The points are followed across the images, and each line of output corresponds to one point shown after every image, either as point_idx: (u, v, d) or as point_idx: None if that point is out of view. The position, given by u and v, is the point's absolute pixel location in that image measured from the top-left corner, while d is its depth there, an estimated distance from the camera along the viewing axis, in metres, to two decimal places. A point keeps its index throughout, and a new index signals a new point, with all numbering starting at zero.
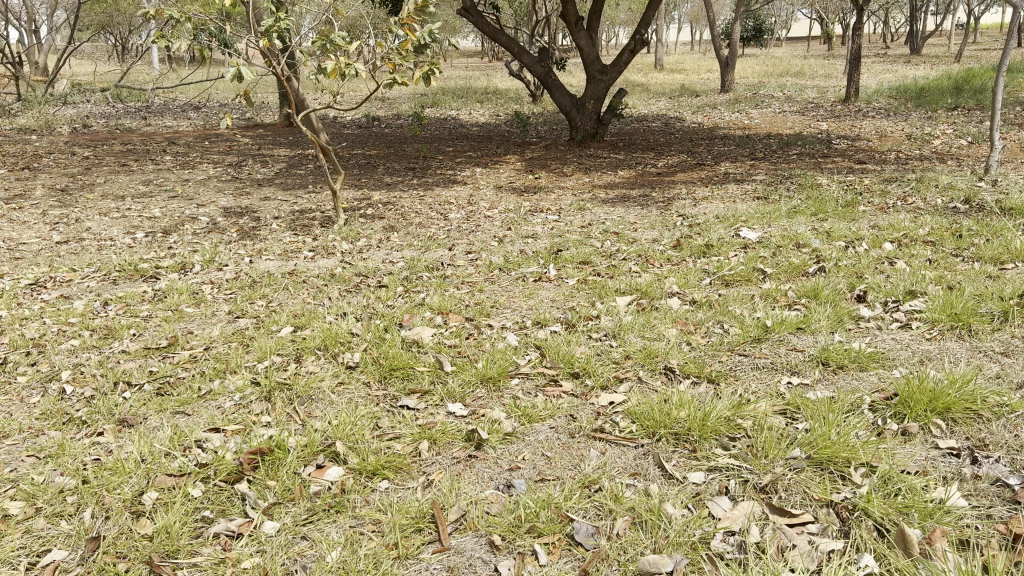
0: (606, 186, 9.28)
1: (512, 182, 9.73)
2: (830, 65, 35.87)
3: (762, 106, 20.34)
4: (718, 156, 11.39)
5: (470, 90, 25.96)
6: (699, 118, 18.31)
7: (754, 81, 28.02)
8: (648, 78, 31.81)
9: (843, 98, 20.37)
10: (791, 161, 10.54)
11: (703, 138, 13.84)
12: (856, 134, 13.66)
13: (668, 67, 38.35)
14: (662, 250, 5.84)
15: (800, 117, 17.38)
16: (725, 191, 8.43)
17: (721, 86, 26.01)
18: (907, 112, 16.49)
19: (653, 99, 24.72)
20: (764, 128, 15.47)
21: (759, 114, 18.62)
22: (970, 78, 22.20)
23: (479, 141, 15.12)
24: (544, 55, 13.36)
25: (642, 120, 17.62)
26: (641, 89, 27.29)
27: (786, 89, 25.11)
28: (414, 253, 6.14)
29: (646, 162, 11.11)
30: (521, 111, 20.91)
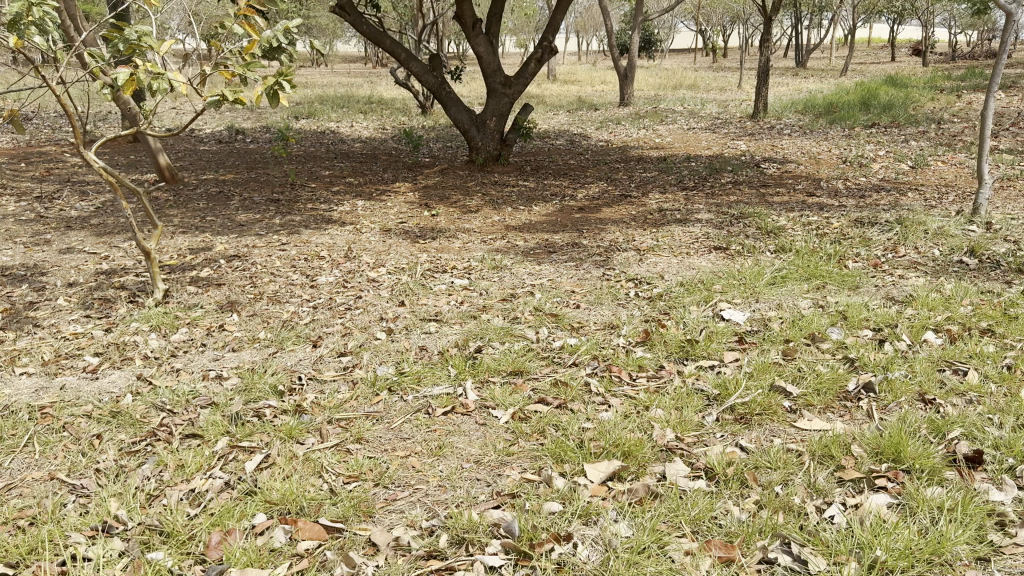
0: (521, 227, 7.52)
1: (402, 221, 7.84)
2: (722, 78, 35.53)
3: (668, 122, 19.16)
4: (643, 184, 9.86)
5: (351, 100, 23.71)
6: (604, 135, 16.88)
7: (652, 94, 27.04)
8: (541, 90, 30.42)
9: (751, 113, 19.45)
10: (729, 191, 9.10)
11: (619, 160, 12.34)
12: (782, 157, 12.49)
13: (560, 77, 37.21)
14: (622, 348, 4.06)
15: (713, 134, 16.22)
16: (671, 237, 6.81)
17: (621, 98, 24.82)
18: (825, 130, 15.53)
19: (551, 112, 23.26)
20: (680, 147, 14.12)
21: (667, 130, 17.37)
22: (871, 95, 21.79)
23: (362, 161, 13.06)
24: (436, 63, 11.48)
25: (545, 137, 15.99)
26: (537, 101, 25.79)
27: (687, 102, 24.17)
28: (257, 356, 4.15)
29: (562, 191, 9.44)
30: (409, 124, 18.95)
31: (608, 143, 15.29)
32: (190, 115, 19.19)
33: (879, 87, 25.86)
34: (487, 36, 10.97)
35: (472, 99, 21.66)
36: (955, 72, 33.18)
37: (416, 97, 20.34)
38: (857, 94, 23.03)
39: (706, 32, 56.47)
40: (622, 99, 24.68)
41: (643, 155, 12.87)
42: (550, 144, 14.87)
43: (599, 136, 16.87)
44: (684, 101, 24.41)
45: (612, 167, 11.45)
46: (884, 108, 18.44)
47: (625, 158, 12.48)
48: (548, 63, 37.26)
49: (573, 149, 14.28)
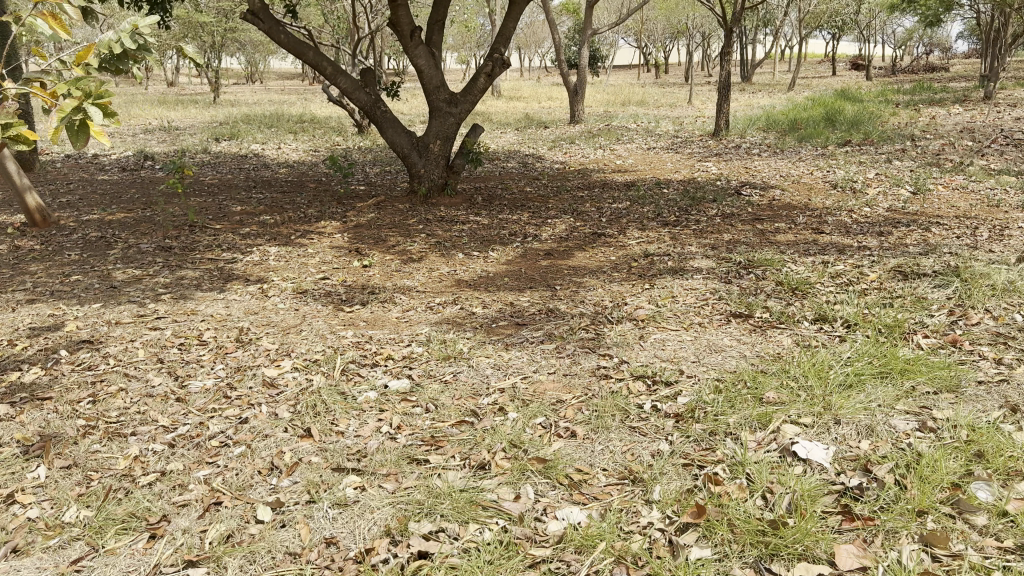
0: (476, 282, 5.93)
1: (322, 276, 6.19)
2: (670, 93, 34.62)
3: (625, 140, 17.86)
4: (615, 219, 8.37)
5: (281, 120, 21.86)
6: (558, 156, 15.42)
7: (602, 111, 25.88)
8: (485, 107, 28.94)
9: (712, 130, 18.21)
10: (720, 227, 7.65)
11: (581, 187, 10.86)
12: (761, 181, 11.16)
13: (504, 94, 35.85)
14: (657, 535, 2.51)
15: (677, 154, 14.88)
16: (671, 295, 5.28)
17: (571, 116, 23.52)
18: (796, 149, 14.36)
19: (498, 131, 21.77)
20: (645, 170, 12.73)
21: (625, 150, 16.00)
22: (832, 110, 20.87)
23: (285, 191, 11.34)
24: (370, 77, 9.84)
25: (494, 160, 14.50)
26: (483, 119, 24.32)
27: (641, 119, 23.02)
28: (47, 570, 2.48)
29: (520, 229, 7.89)
30: (344, 145, 17.24)
31: (563, 166, 13.82)
32: (95, 140, 17.17)
33: (834, 102, 25.09)
34: (428, 46, 9.39)
35: (413, 117, 20.04)
36: (905, 85, 32.80)
37: (351, 116, 18.65)
38: (816, 109, 22.05)
39: (650, 47, 55.89)
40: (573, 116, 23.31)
41: (607, 181, 11.42)
42: (501, 169, 13.35)
43: (553, 156, 15.39)
44: (638, 118, 23.17)
45: (575, 196, 9.94)
46: (851, 125, 17.40)
47: (586, 185, 11.01)
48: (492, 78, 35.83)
49: (528, 175, 12.77)
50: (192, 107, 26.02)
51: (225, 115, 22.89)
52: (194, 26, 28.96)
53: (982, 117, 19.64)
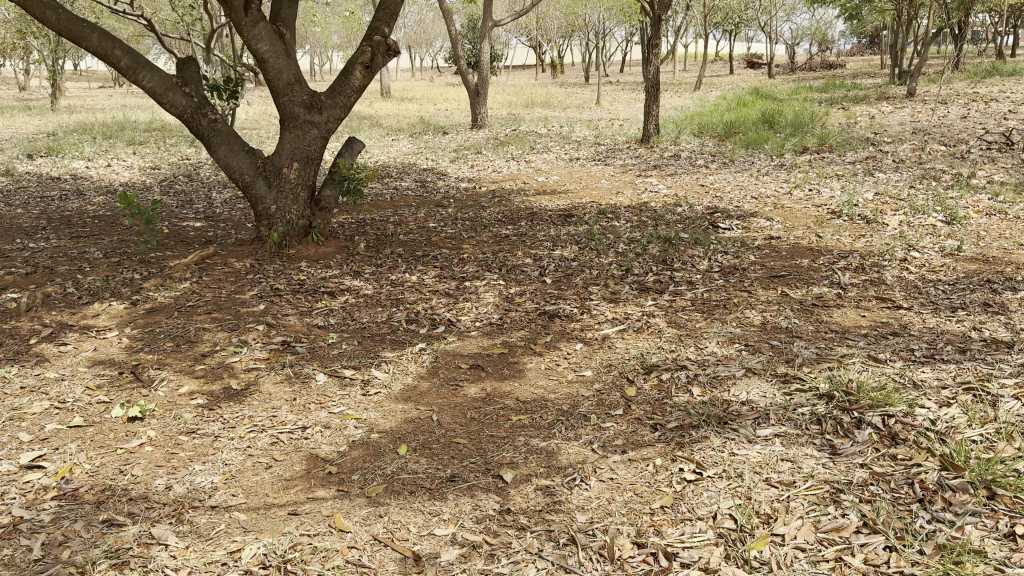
0: (346, 459, 3.02)
1: (36, 455, 3.17)
2: (575, 94, 32.28)
3: (540, 149, 15.16)
4: (566, 282, 5.58)
5: (124, 129, 18.15)
6: (464, 171, 12.55)
7: (506, 115, 23.16)
8: (375, 110, 25.74)
9: (638, 136, 15.70)
10: (733, 297, 4.96)
11: (502, 221, 8.03)
12: (733, 204, 8.60)
13: (395, 95, 32.68)
14: None
15: (608, 166, 12.25)
16: (761, 513, 2.53)
17: (473, 120, 20.69)
18: (749, 159, 11.97)
19: (389, 139, 18.68)
20: (577, 191, 10.01)
21: (544, 161, 13.29)
22: (763, 112, 18.80)
23: (85, 233, 8.03)
24: (193, 71, 6.68)
25: (383, 180, 11.50)
26: (371, 125, 21.21)
27: (551, 123, 20.44)
28: None
29: (424, 307, 5.01)
30: (195, 160, 13.88)
31: (470, 186, 10.96)
32: None
33: (756, 101, 23.16)
34: (275, 25, 6.35)
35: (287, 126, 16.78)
36: (816, 84, 31.47)
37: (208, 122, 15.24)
38: (743, 111, 19.97)
39: (547, 47, 53.74)
40: (475, 120, 20.45)
41: (534, 210, 8.65)
42: (392, 194, 10.38)
43: (457, 171, 12.53)
44: (548, 123, 20.50)
45: (498, 238, 7.12)
46: (796, 127, 15.22)
47: (508, 218, 8.20)
48: (381, 79, 32.57)
49: (429, 201, 9.84)
50: (20, 115, 21.78)
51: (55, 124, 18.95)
52: (24, 19, 24.63)
53: (924, 116, 17.86)
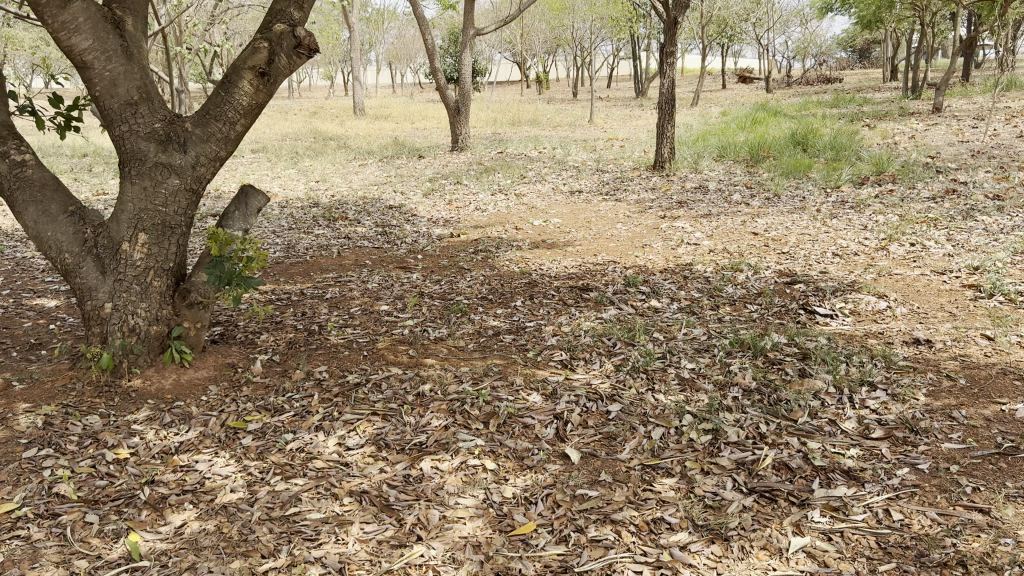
0: None
1: None
2: (564, 111, 29.92)
3: (532, 177, 12.64)
4: (608, 462, 3.02)
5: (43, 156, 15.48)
6: (438, 209, 10.00)
7: (490, 136, 20.68)
8: (344, 130, 23.17)
9: (649, 161, 13.23)
10: (965, 536, 2.42)
11: (487, 299, 5.49)
12: (814, 267, 6.09)
13: (370, 112, 30.18)
14: None
15: (619, 202, 9.73)
16: None
17: (452, 142, 18.18)
18: (797, 193, 9.50)
19: (356, 164, 16.15)
20: (587, 241, 7.48)
21: (537, 195, 10.76)
22: (785, 132, 16.38)
23: None
24: None
25: (335, 225, 8.93)
26: (338, 148, 18.67)
27: (542, 144, 17.96)
28: None
29: (330, 559, 2.43)
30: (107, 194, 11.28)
31: (445, 233, 8.41)
32: None
33: (769, 118, 20.77)
34: (106, 7, 3.83)
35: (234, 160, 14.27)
36: (824, 99, 29.22)
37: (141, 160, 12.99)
38: (761, 129, 17.53)
39: (533, 62, 51.49)
40: (455, 141, 17.94)
41: (532, 277, 6.11)
42: (340, 247, 7.80)
43: (429, 210, 9.99)
44: (538, 144, 18.00)
45: (481, 338, 4.56)
46: (836, 149, 12.81)
47: (496, 294, 5.65)
48: (354, 96, 30.05)
49: (388, 258, 7.27)
50: None
51: None
52: None
53: (972, 135, 15.48)
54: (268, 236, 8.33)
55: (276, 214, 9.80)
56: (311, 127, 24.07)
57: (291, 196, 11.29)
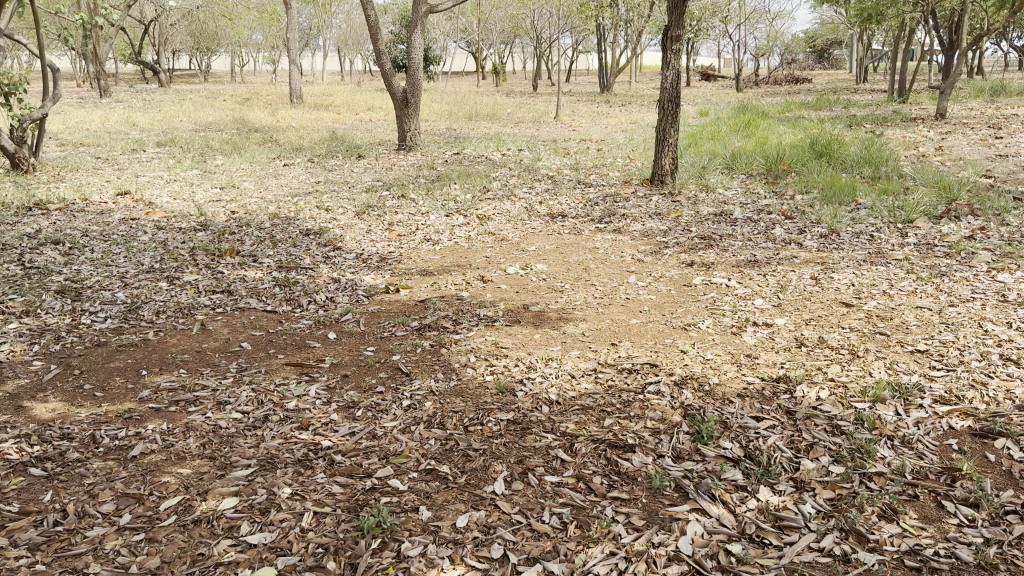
0: None
1: None
2: (526, 104, 27.30)
3: (498, 191, 10.02)
4: None
5: None
6: (372, 239, 7.30)
7: (444, 132, 18.00)
8: (275, 121, 20.19)
9: (640, 173, 10.69)
10: None
11: (439, 473, 2.85)
12: (997, 393, 3.58)
13: (310, 101, 27.21)
14: None
15: (620, 235, 7.17)
16: None
17: (399, 140, 15.42)
18: (859, 228, 7.05)
19: (281, 164, 13.34)
20: (591, 310, 4.88)
21: (506, 219, 8.14)
22: (790, 139, 14.02)
23: None
24: None
25: (219, 267, 6.20)
26: (262, 144, 15.81)
27: (504, 145, 15.35)
28: None
29: None
30: None
31: (378, 284, 5.75)
32: None
33: (758, 119, 18.46)
34: None
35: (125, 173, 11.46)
36: (805, 100, 27.12)
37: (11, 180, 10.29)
38: (759, 133, 15.17)
39: (489, 51, 48.79)
40: (402, 139, 15.20)
41: (517, 399, 3.50)
42: (211, 312, 5.07)
43: (359, 240, 7.29)
44: (500, 144, 15.32)
45: None
46: (871, 163, 10.42)
47: (454, 451, 3.02)
48: (292, 82, 27.06)
49: (282, 337, 4.59)
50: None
51: None
52: None
53: (1007, 147, 13.31)
54: (107, 289, 5.56)
55: (143, 248, 7.00)
56: (237, 116, 20.97)
57: (177, 215, 8.47)
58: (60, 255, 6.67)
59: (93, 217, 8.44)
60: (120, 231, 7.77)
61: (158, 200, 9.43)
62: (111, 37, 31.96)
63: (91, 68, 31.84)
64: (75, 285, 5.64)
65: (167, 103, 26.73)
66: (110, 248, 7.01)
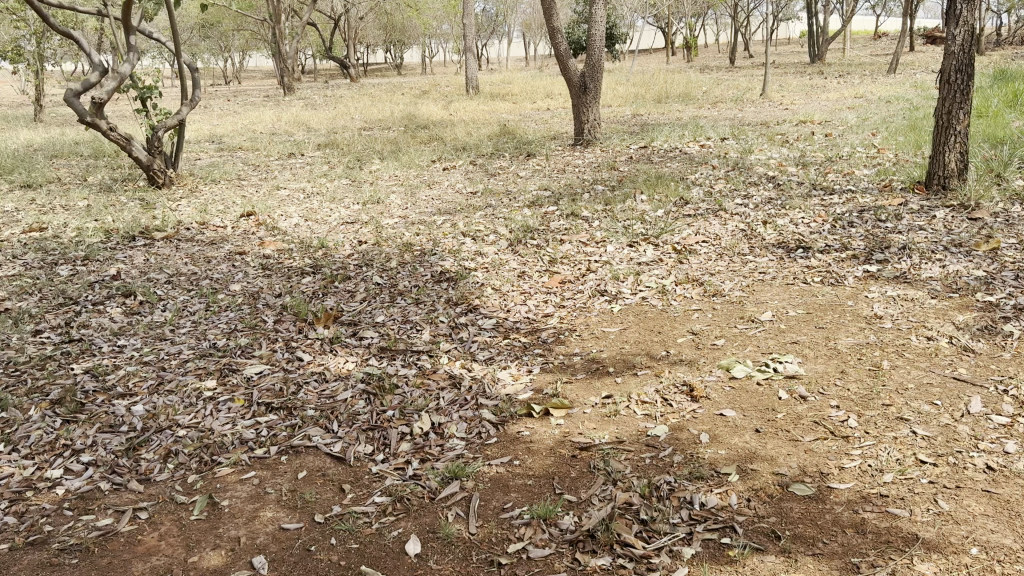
0: None
1: None
2: (724, 81, 24.10)
3: (698, 202, 7.61)
4: None
5: (37, 168, 11.87)
6: (524, 294, 5.18)
7: (629, 119, 15.63)
8: (447, 115, 18.73)
9: (901, 171, 7.79)
10: None
11: None
12: None
13: (486, 90, 25.75)
14: None
15: (904, 288, 4.57)
16: None
17: (576, 132, 13.24)
18: None
19: (441, 167, 11.64)
20: (928, 505, 2.45)
21: (716, 255, 5.74)
22: None
23: None
24: None
25: (300, 348, 4.32)
26: (427, 142, 14.26)
27: (702, 132, 12.75)
28: None
29: None
30: (19, 246, 7.24)
31: (521, 396, 3.58)
32: None
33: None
34: None
35: (268, 187, 10.24)
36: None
37: (143, 201, 9.29)
38: None
39: (680, 26, 45.39)
40: (580, 132, 13.01)
41: None
42: (242, 459, 3.12)
43: (506, 294, 5.17)
44: (698, 132, 12.68)
45: None
46: None
47: None
48: (469, 71, 25.69)
49: (328, 547, 2.51)
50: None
51: None
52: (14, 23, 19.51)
53: None
54: (128, 393, 3.80)
55: (225, 306, 5.31)
56: (410, 111, 19.78)
57: (294, 249, 6.84)
58: (120, 318, 5.11)
59: (198, 251, 6.97)
60: (217, 274, 6.20)
61: (284, 226, 7.92)
62: (299, 35, 32.29)
63: (281, 66, 32.35)
64: (96, 382, 3.96)
65: (347, 98, 26.23)
66: (186, 304, 5.38)
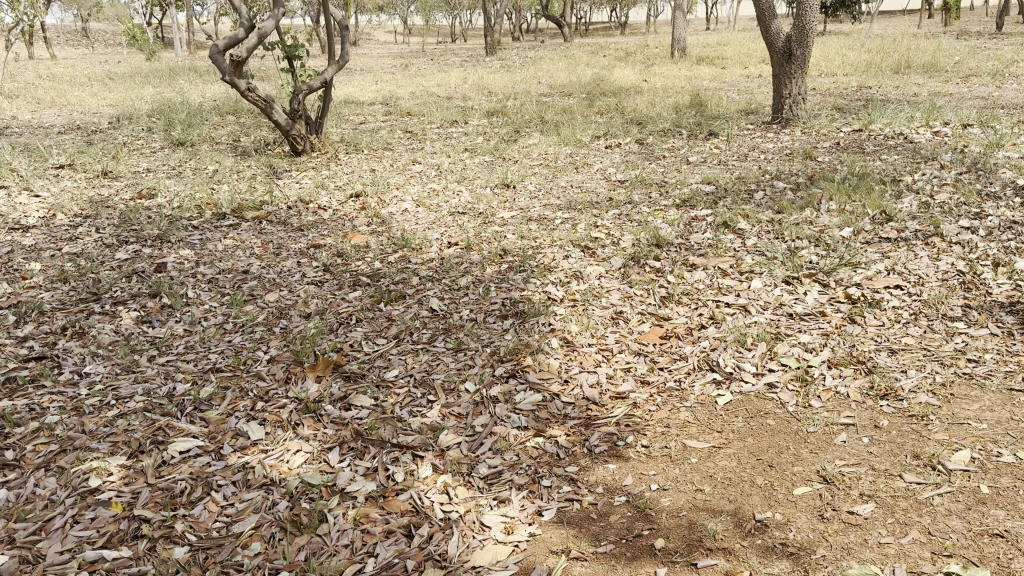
0: None
1: None
2: (985, 49, 20.19)
3: (904, 220, 5.63)
4: None
5: (203, 124, 11.79)
6: (605, 353, 3.73)
7: (848, 93, 13.15)
8: (640, 80, 16.99)
9: None
10: None
11: None
12: None
13: (696, 54, 23.49)
14: None
15: None
16: None
17: (773, 109, 11.21)
18: None
19: (604, 143, 10.16)
20: None
21: (905, 317, 3.93)
22: None
23: None
24: None
25: (263, 414, 3.19)
26: (603, 113, 12.77)
27: (937, 114, 10.21)
28: None
29: None
30: (113, 217, 6.77)
31: None
32: None
33: None
34: None
35: (405, 161, 9.33)
36: None
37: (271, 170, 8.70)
38: None
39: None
40: (778, 109, 10.95)
41: None
42: None
43: (580, 350, 3.74)
44: (932, 113, 10.17)
45: None
46: None
47: None
48: (678, 32, 23.53)
49: None
50: (183, 84, 16.97)
51: (163, 105, 13.36)
52: None
53: None
54: (11, 465, 2.86)
55: (243, 323, 4.32)
56: (602, 75, 18.23)
57: (376, 245, 5.78)
58: (122, 329, 4.28)
59: (277, 239, 6.10)
60: (273, 272, 5.26)
61: (390, 211, 6.89)
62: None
63: (490, 23, 31.71)
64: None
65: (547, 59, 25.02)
66: (206, 315, 4.46)
